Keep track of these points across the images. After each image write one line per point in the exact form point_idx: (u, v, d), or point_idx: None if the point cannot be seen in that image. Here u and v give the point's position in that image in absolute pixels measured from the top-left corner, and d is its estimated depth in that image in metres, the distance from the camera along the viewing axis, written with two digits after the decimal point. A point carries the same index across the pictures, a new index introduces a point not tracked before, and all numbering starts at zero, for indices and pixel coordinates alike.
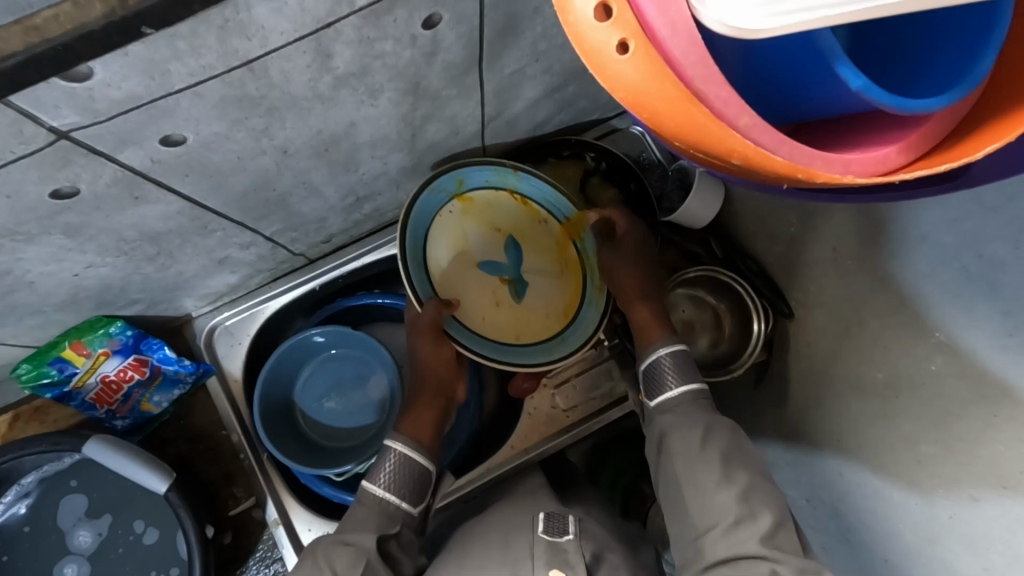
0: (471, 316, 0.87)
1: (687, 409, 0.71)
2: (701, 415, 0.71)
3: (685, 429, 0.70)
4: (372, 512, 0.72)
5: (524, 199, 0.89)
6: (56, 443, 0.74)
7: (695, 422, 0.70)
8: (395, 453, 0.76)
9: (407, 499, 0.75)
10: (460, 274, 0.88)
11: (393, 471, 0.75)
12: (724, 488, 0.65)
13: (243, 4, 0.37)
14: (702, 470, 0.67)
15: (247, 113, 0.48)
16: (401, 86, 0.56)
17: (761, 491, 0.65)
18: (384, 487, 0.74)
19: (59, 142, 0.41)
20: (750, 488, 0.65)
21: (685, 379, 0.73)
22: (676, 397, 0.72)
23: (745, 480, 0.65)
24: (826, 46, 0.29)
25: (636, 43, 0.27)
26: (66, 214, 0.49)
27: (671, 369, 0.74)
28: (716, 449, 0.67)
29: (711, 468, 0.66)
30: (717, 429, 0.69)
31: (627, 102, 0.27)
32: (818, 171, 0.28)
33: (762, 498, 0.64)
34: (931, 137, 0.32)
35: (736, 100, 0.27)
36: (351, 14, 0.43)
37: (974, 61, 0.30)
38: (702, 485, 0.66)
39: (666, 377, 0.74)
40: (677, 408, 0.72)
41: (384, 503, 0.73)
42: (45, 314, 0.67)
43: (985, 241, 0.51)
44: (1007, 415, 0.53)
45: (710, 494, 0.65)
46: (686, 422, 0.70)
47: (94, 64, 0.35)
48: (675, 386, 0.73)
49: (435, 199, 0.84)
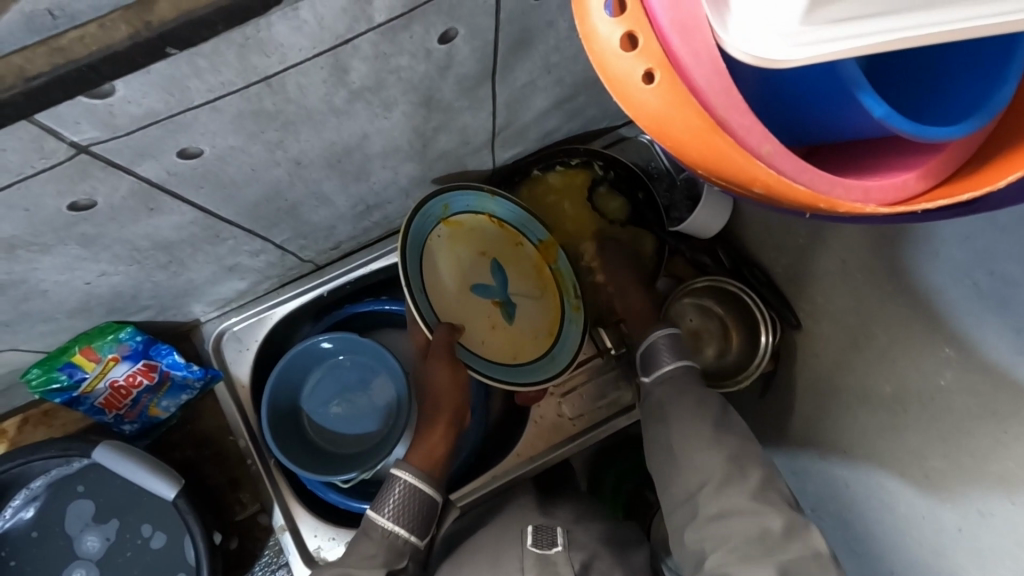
0: (472, 341, 0.87)
1: (683, 378, 0.71)
2: (695, 382, 0.71)
3: (676, 396, 0.70)
4: (379, 548, 0.71)
5: (501, 222, 0.89)
6: (65, 449, 0.74)
7: (689, 392, 0.70)
8: (404, 483, 0.75)
9: (415, 532, 0.74)
10: (452, 298, 0.87)
11: (399, 504, 0.74)
12: (713, 450, 0.65)
13: (264, 23, 0.37)
14: (693, 432, 0.67)
15: (264, 126, 0.48)
16: (415, 99, 0.56)
17: (748, 451, 0.66)
18: (390, 519, 0.73)
19: (78, 157, 0.41)
20: (739, 449, 0.66)
21: (679, 356, 0.73)
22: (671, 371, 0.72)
23: (735, 444, 0.66)
24: (849, 76, 0.29)
25: (661, 73, 0.27)
26: (83, 225, 0.50)
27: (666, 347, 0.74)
28: (710, 413, 0.68)
29: (701, 431, 0.67)
30: (709, 394, 0.70)
31: (650, 131, 0.27)
32: (839, 198, 0.28)
33: (750, 458, 0.65)
34: (949, 164, 0.32)
35: (759, 128, 0.27)
36: (368, 31, 0.43)
37: (991, 91, 0.31)
38: (690, 445, 0.67)
39: (662, 355, 0.73)
40: (672, 381, 0.71)
41: (392, 538, 0.72)
42: (56, 321, 0.68)
43: (997, 258, 0.52)
44: (1016, 433, 0.53)
45: (698, 455, 0.66)
46: (680, 389, 0.70)
47: (116, 82, 0.35)
48: (670, 363, 0.73)
49: (426, 224, 0.83)
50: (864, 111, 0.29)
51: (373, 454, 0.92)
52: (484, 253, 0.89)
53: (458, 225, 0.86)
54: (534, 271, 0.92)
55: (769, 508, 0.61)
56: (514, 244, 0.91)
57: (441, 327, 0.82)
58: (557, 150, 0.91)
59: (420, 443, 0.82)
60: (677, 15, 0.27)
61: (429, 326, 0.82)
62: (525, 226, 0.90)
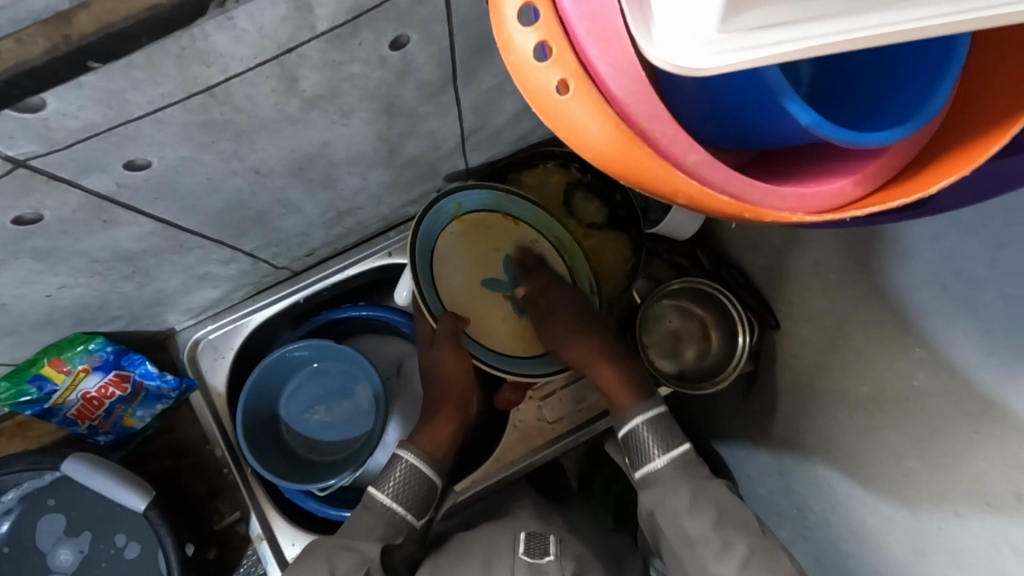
0: (483, 333, 0.86)
1: (675, 478, 0.70)
2: (688, 482, 0.69)
3: (671, 497, 0.68)
4: (378, 522, 0.72)
5: (517, 220, 0.88)
6: (35, 462, 0.74)
7: (682, 487, 0.69)
8: (406, 463, 0.77)
9: (413, 511, 0.75)
10: (463, 292, 0.86)
11: (400, 482, 0.75)
12: (723, 561, 0.62)
13: (199, 33, 0.36)
14: (700, 542, 0.64)
15: (214, 137, 0.48)
16: (374, 106, 0.56)
17: (762, 556, 0.63)
18: (390, 495, 0.74)
19: (17, 170, 0.40)
20: (749, 557, 0.62)
21: (668, 447, 0.72)
22: (662, 468, 0.71)
23: (744, 548, 0.63)
24: (775, 83, 0.28)
25: (576, 82, 0.26)
26: (33, 239, 0.49)
27: (652, 439, 0.73)
28: (710, 513, 0.66)
29: (709, 538, 0.64)
30: (707, 490, 0.68)
31: (569, 142, 0.27)
32: (769, 208, 0.28)
33: (764, 566, 0.61)
34: (887, 170, 0.31)
35: (684, 138, 0.27)
36: (313, 39, 0.42)
37: (928, 95, 0.30)
38: (700, 562, 0.64)
39: (650, 448, 0.72)
40: (664, 479, 0.71)
41: (391, 514, 0.73)
42: (21, 333, 0.67)
43: (963, 259, 0.51)
44: (988, 433, 0.53)
45: (712, 566, 0.63)
46: (674, 487, 0.69)
47: (47, 96, 0.35)
48: (659, 455, 0.72)
49: (436, 222, 0.84)
50: (794, 118, 0.29)
51: (355, 457, 0.91)
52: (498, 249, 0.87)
53: (472, 223, 0.86)
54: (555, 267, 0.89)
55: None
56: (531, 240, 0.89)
57: (444, 317, 0.83)
58: (535, 153, 0.91)
59: (425, 423, 0.84)
60: (593, 26, 0.27)
61: (432, 313, 0.83)
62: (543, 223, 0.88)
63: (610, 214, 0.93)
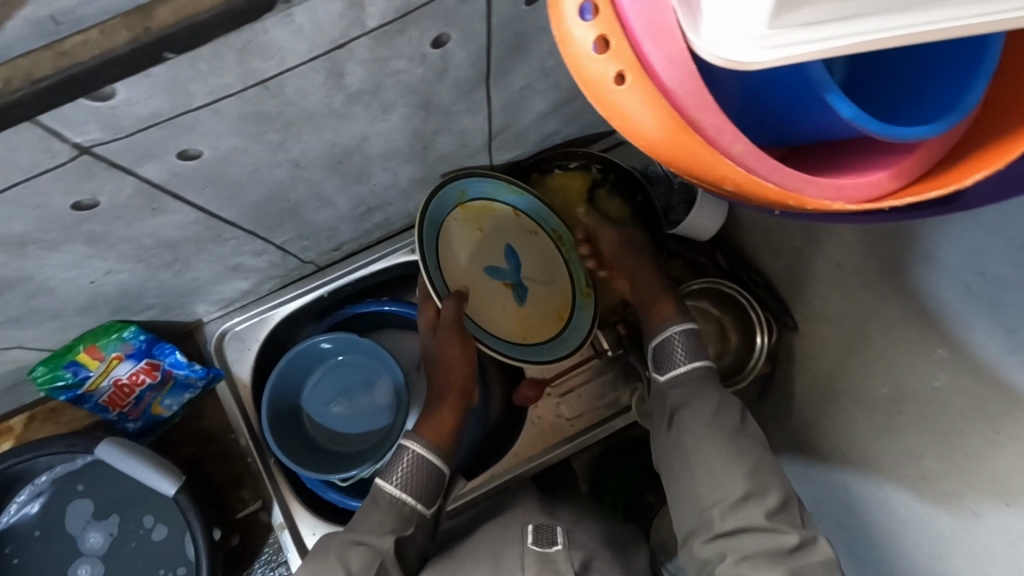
0: (482, 320, 0.90)
1: (700, 386, 0.71)
2: (712, 389, 0.71)
3: (696, 406, 0.69)
4: (387, 515, 0.72)
5: (517, 211, 0.89)
6: (70, 445, 0.76)
7: (709, 397, 0.70)
8: (411, 453, 0.77)
9: (422, 501, 0.75)
10: (465, 275, 0.89)
11: (407, 473, 0.75)
12: (734, 466, 0.66)
13: (262, 28, 0.38)
14: (716, 448, 0.67)
15: (264, 128, 0.50)
16: (412, 102, 0.58)
17: (766, 469, 0.66)
18: (398, 486, 0.74)
19: (82, 157, 0.42)
20: (758, 467, 0.66)
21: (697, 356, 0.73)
22: (687, 372, 0.72)
23: (753, 458, 0.67)
24: (817, 78, 0.30)
25: (632, 74, 0.28)
26: (88, 224, 0.51)
27: (683, 346, 0.73)
28: (729, 424, 0.68)
29: (723, 446, 0.67)
30: (729, 402, 0.70)
31: (624, 131, 0.29)
32: (809, 197, 0.30)
33: (769, 476, 0.66)
34: (921, 165, 0.33)
35: (731, 128, 0.28)
36: (364, 35, 0.44)
37: (963, 91, 0.32)
38: (710, 461, 0.67)
39: (677, 353, 0.74)
40: (688, 384, 0.72)
41: (400, 504, 0.73)
42: (64, 318, 0.69)
43: (987, 259, 0.52)
44: (1009, 433, 0.54)
45: (718, 470, 0.66)
46: (699, 395, 0.70)
47: (119, 85, 0.37)
48: (686, 363, 0.73)
49: (441, 209, 0.84)
50: (834, 112, 0.30)
51: (376, 450, 0.93)
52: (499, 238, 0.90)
53: (474, 210, 0.87)
54: (551, 260, 0.92)
55: (784, 529, 0.62)
56: (528, 233, 0.91)
57: (450, 302, 0.84)
58: (552, 154, 0.91)
59: (432, 415, 0.84)
60: (649, 21, 0.28)
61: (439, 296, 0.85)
62: (541, 216, 0.90)
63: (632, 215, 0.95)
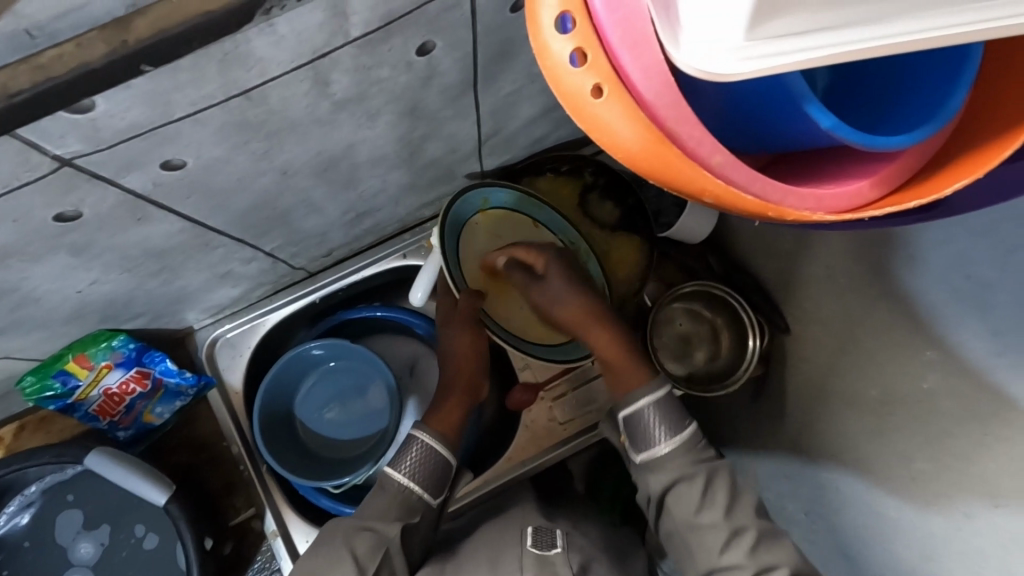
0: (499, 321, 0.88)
1: (685, 464, 0.69)
2: (698, 466, 0.69)
3: (684, 487, 0.68)
4: (394, 502, 0.72)
5: (537, 222, 0.88)
6: (60, 455, 0.75)
7: (695, 474, 0.69)
8: (421, 444, 0.76)
9: (429, 490, 0.75)
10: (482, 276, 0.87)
11: (416, 462, 0.75)
12: (733, 548, 0.65)
13: (242, 38, 0.38)
14: (710, 529, 0.67)
15: (248, 137, 0.49)
16: (399, 109, 0.58)
17: (768, 541, 0.66)
18: (407, 475, 0.74)
19: (62, 169, 0.42)
20: (758, 541, 0.66)
21: (674, 430, 0.70)
22: (667, 452, 0.69)
23: (753, 534, 0.66)
24: (796, 88, 0.30)
25: (609, 87, 0.28)
26: (72, 235, 0.51)
27: (657, 421, 0.70)
28: (720, 501, 0.68)
29: (718, 526, 0.67)
30: (717, 475, 0.69)
31: (602, 143, 0.29)
32: (789, 208, 0.30)
33: (771, 551, 0.66)
34: (902, 174, 0.33)
35: (710, 140, 0.29)
36: (347, 44, 0.44)
37: (943, 100, 0.32)
38: (708, 545, 0.67)
39: (654, 432, 0.70)
40: (671, 463, 0.69)
41: (407, 492, 0.73)
42: (52, 328, 0.68)
43: (974, 262, 0.52)
44: (997, 435, 0.54)
45: (720, 556, 0.66)
46: (684, 475, 0.69)
47: (98, 97, 0.37)
48: (664, 441, 0.70)
49: (463, 211, 0.84)
50: (813, 123, 0.31)
51: (369, 456, 0.92)
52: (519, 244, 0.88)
53: (496, 215, 0.87)
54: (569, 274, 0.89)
55: None
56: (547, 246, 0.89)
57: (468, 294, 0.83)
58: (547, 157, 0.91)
59: (438, 407, 0.83)
60: (626, 32, 0.28)
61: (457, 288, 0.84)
62: (561, 228, 0.89)
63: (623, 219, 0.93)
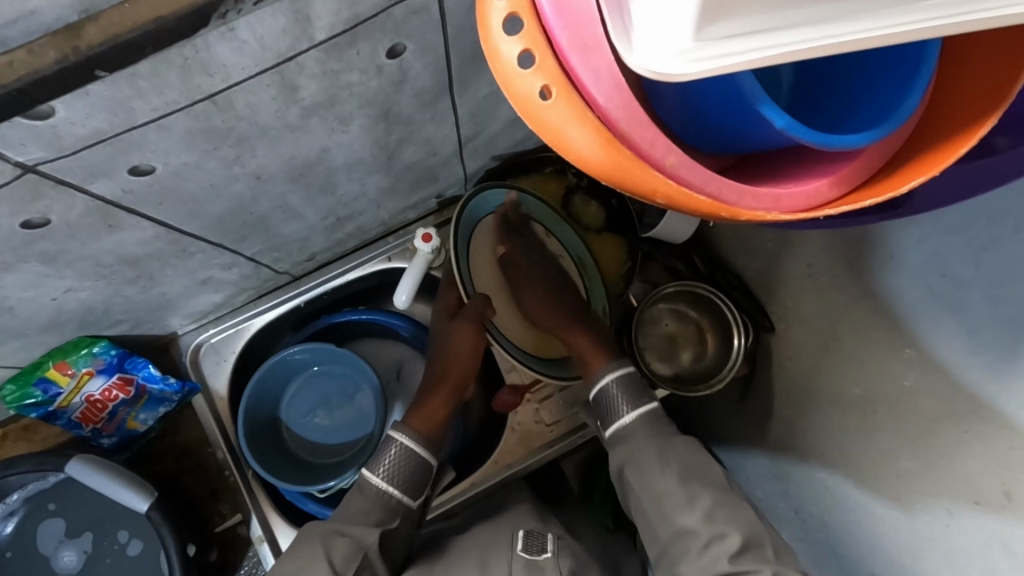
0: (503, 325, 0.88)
1: (643, 434, 0.71)
2: (656, 439, 0.70)
3: (640, 453, 0.69)
4: (374, 505, 0.72)
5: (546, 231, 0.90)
6: (40, 463, 0.75)
7: (652, 444, 0.70)
8: (399, 445, 0.77)
9: (409, 493, 0.75)
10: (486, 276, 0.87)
11: (394, 464, 0.75)
12: (688, 511, 0.65)
13: (202, 44, 0.38)
14: (668, 497, 0.67)
15: (216, 143, 0.49)
16: (372, 113, 0.57)
17: (727, 509, 0.65)
18: (384, 479, 0.74)
19: (26, 176, 0.42)
20: (714, 508, 0.65)
21: (636, 403, 0.73)
22: (630, 423, 0.72)
23: (708, 499, 0.66)
24: (748, 89, 0.30)
25: (558, 89, 0.29)
26: (41, 243, 0.50)
27: (621, 395, 0.74)
28: (677, 466, 0.68)
29: (675, 492, 0.66)
30: (675, 447, 0.70)
31: (553, 145, 0.29)
32: (744, 208, 0.30)
33: (728, 516, 0.64)
34: (863, 171, 0.33)
35: (663, 141, 0.30)
36: (313, 49, 0.44)
37: (901, 98, 0.32)
38: (667, 512, 0.66)
39: (618, 403, 0.74)
40: (634, 434, 0.71)
41: (386, 497, 0.73)
42: (29, 336, 0.68)
43: (949, 260, 0.52)
44: (978, 432, 0.53)
45: (675, 517, 0.65)
46: (641, 444, 0.70)
47: (56, 104, 0.36)
48: (629, 411, 0.73)
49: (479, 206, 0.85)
50: (768, 122, 0.31)
51: (357, 457, 0.92)
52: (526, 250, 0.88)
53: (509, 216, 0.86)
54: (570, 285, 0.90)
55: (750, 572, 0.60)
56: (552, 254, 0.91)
57: (477, 297, 0.84)
58: (529, 158, 0.91)
59: (422, 406, 0.84)
60: (575, 35, 0.29)
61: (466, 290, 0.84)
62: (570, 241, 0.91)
63: (607, 219, 0.93)
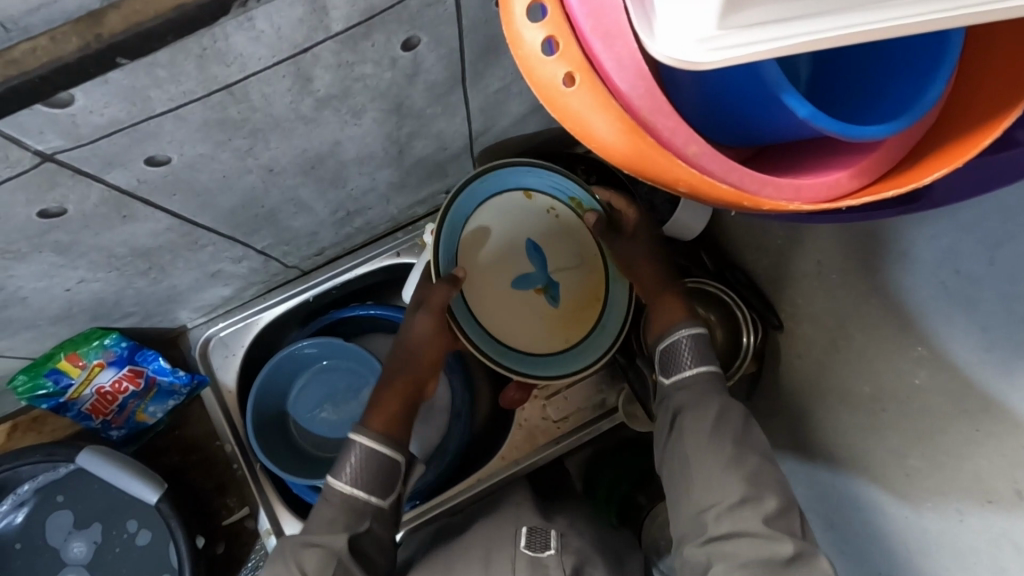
0: (519, 339, 0.83)
1: (705, 390, 0.66)
2: (718, 397, 0.66)
3: (700, 403, 0.66)
4: (339, 512, 0.68)
5: (529, 193, 0.83)
6: (50, 453, 0.75)
7: (711, 399, 0.66)
8: (360, 446, 0.71)
9: (376, 493, 0.70)
10: (487, 290, 0.83)
11: (356, 469, 0.70)
12: (729, 476, 0.63)
13: (220, 33, 0.38)
14: (698, 463, 0.65)
15: (230, 134, 0.49)
16: (384, 106, 0.58)
17: (765, 473, 0.64)
18: (348, 482, 0.69)
19: (45, 165, 0.42)
20: (757, 470, 0.64)
21: (702, 360, 0.68)
22: (691, 377, 0.67)
23: (754, 461, 0.64)
24: (772, 77, 0.30)
25: (581, 76, 0.29)
26: (55, 233, 0.51)
27: (687, 349, 0.68)
28: (731, 429, 0.65)
29: (722, 449, 0.64)
30: (732, 414, 0.65)
31: (574, 132, 0.29)
32: (766, 197, 0.30)
33: (768, 480, 0.63)
34: (884, 163, 0.33)
35: (684, 129, 0.30)
36: (328, 40, 0.44)
37: (924, 89, 0.32)
38: (698, 473, 0.65)
39: (683, 357, 0.68)
40: (692, 388, 0.67)
41: (352, 500, 0.68)
42: (40, 327, 0.68)
43: (963, 257, 0.52)
44: (988, 430, 0.53)
45: (701, 498, 0.64)
46: (699, 399, 0.66)
47: (75, 91, 0.37)
48: (690, 367, 0.68)
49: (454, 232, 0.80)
50: (791, 111, 0.30)
51: None
52: (518, 236, 0.83)
53: (483, 215, 0.82)
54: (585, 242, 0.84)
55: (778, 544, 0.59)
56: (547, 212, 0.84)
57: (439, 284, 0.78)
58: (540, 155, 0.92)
59: (376, 404, 0.78)
60: (598, 22, 0.29)
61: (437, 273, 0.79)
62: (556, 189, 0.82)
63: None
